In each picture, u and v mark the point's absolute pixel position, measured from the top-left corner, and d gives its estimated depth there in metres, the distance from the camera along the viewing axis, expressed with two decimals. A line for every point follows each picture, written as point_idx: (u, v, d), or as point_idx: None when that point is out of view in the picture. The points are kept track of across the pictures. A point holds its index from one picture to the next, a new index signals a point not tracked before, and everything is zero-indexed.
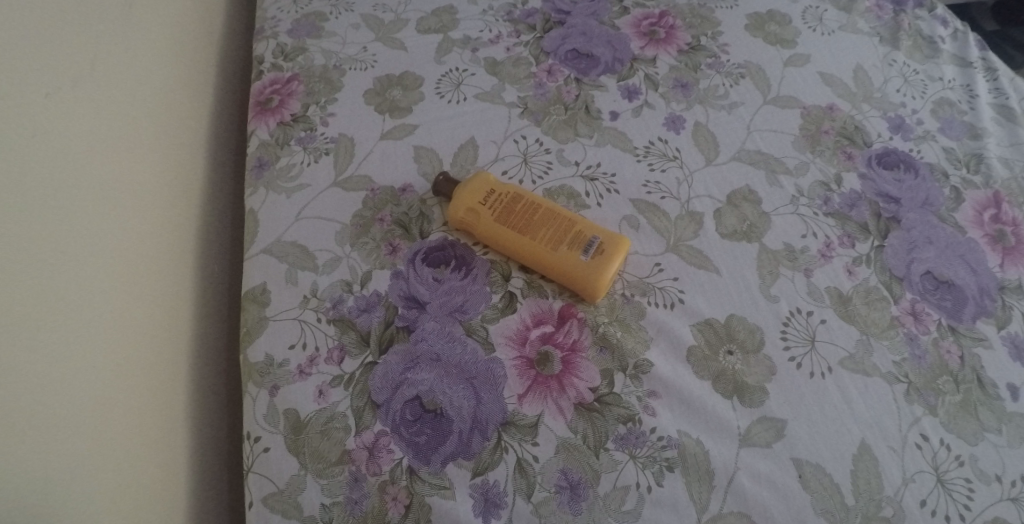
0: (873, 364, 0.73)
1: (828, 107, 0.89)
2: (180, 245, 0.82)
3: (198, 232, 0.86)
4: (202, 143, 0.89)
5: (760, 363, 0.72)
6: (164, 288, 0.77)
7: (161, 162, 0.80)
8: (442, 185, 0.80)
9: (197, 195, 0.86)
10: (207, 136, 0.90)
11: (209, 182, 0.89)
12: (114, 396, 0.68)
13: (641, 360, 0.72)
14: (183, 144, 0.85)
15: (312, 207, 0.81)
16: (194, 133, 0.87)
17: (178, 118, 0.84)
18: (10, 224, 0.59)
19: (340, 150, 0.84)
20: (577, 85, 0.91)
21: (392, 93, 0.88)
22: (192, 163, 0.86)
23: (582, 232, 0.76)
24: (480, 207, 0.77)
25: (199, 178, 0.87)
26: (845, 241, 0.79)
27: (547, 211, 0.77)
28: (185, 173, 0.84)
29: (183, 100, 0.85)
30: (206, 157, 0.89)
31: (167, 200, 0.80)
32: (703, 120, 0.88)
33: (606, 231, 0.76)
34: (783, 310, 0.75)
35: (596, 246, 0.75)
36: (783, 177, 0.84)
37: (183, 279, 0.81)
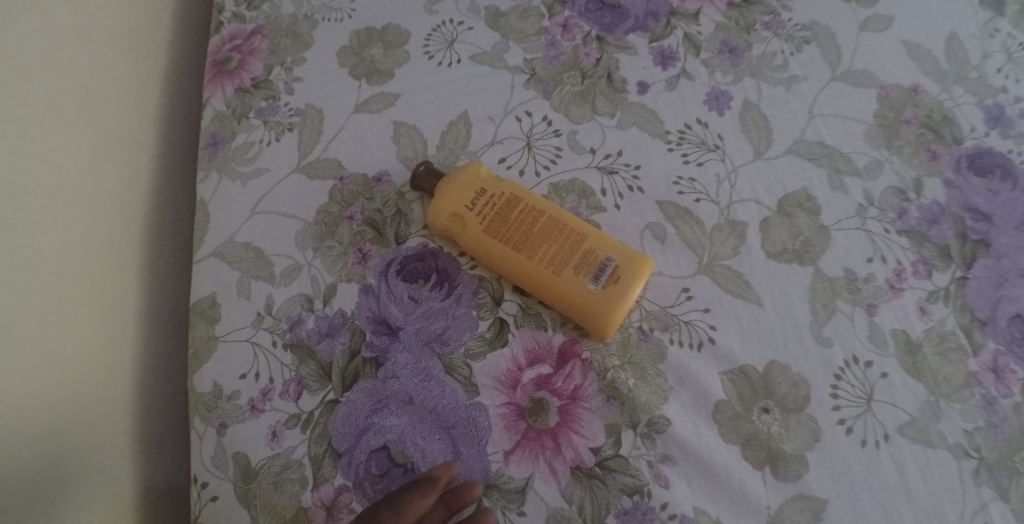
0: (939, 433, 0.60)
1: (910, 88, 0.72)
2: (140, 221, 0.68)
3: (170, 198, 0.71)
4: (166, 89, 0.73)
5: (801, 426, 0.60)
6: (121, 280, 0.65)
7: (107, 128, 0.65)
8: (421, 179, 0.65)
9: (165, 157, 0.72)
10: (175, 80, 0.74)
11: (183, 136, 0.74)
12: (50, 428, 0.57)
13: (656, 416, 0.59)
14: (136, 97, 0.69)
15: (269, 199, 0.68)
16: (155, 78, 0.71)
17: (131, 66, 0.68)
18: None
19: (305, 125, 0.71)
20: (599, 46, 0.73)
21: (371, 51, 0.73)
22: (153, 116, 0.71)
23: (593, 252, 0.61)
24: (466, 212, 0.62)
25: (166, 134, 0.72)
26: (920, 270, 0.65)
27: (550, 221, 0.62)
28: (145, 132, 0.69)
29: (136, 43, 0.69)
30: (176, 106, 0.74)
31: (122, 173, 0.66)
32: (753, 98, 0.71)
33: (624, 249, 0.61)
34: (835, 360, 0.61)
35: (609, 270, 0.60)
36: (849, 179, 0.68)
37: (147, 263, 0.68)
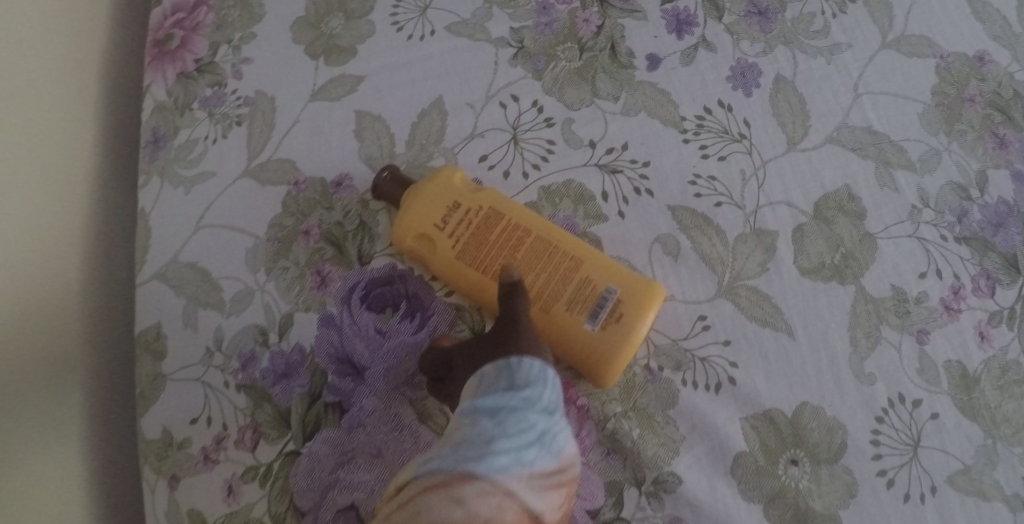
0: (995, 482, 0.52)
1: (976, 57, 0.60)
2: (56, 242, 0.57)
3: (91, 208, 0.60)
4: (73, 76, 0.59)
5: (835, 480, 0.51)
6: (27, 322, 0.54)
7: (9, 133, 0.53)
8: (386, 186, 0.55)
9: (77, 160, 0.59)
10: (84, 62, 0.61)
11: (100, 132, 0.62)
12: None
13: (665, 473, 0.51)
14: (64, 72, 0.59)
15: (215, 210, 0.58)
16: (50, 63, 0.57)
17: (40, 46, 0.57)
18: None
19: (255, 117, 0.60)
20: (601, 9, 0.61)
21: (330, 23, 0.62)
22: (59, 109, 0.58)
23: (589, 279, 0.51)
24: (436, 233, 0.52)
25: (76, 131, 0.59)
26: (981, 287, 0.55)
27: (537, 243, 0.52)
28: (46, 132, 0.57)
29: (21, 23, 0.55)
30: (87, 96, 0.61)
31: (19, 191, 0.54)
32: (787, 73, 0.59)
33: (629, 273, 0.51)
34: (877, 400, 0.53)
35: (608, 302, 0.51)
36: (900, 173, 0.57)
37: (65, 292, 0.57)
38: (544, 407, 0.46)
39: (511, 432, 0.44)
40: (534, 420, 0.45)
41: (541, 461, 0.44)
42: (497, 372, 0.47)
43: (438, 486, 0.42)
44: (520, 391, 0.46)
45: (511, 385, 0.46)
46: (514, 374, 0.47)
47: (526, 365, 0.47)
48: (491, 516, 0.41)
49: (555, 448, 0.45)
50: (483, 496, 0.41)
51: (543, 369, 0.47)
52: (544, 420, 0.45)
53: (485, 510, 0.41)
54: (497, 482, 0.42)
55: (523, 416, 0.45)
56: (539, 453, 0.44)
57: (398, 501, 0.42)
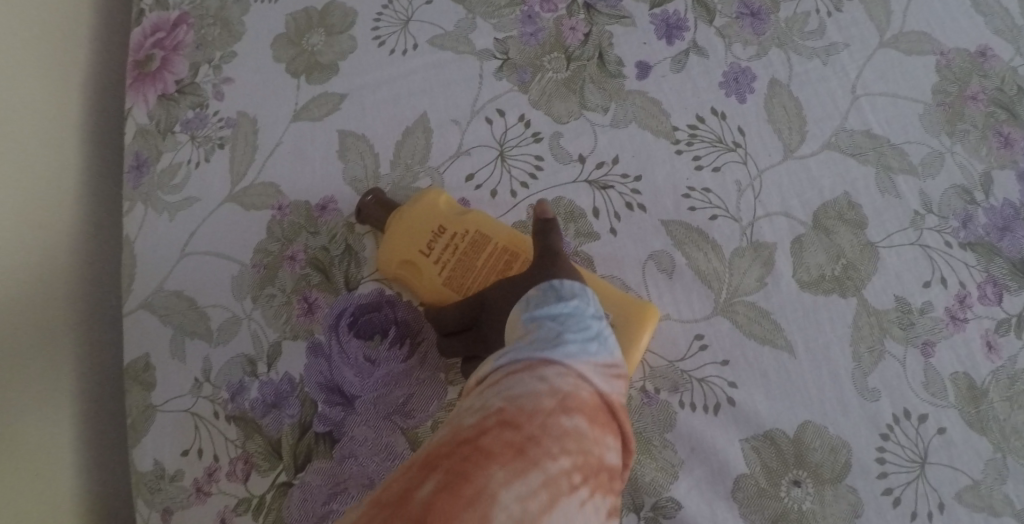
0: (1005, 496, 0.51)
1: (978, 52, 0.57)
2: (21, 281, 0.54)
3: (70, 248, 0.58)
4: (44, 108, 0.57)
5: (840, 500, 0.50)
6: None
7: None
8: (370, 209, 0.54)
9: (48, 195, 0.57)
10: (59, 91, 0.59)
11: (81, 167, 0.60)
12: None
13: (664, 498, 0.50)
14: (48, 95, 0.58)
15: (200, 237, 0.57)
16: (17, 94, 0.55)
17: (22, 69, 0.55)
18: None
19: (237, 139, 0.58)
20: (587, 16, 0.59)
21: (311, 39, 0.60)
22: (44, 134, 0.57)
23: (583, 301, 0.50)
24: (422, 259, 0.52)
25: (46, 166, 0.57)
26: (988, 294, 0.53)
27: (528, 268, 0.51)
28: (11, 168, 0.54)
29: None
30: (64, 127, 0.59)
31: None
32: (782, 77, 0.57)
33: (622, 296, 0.50)
34: (882, 416, 0.51)
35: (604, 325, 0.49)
36: (901, 178, 0.55)
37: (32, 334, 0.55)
38: (594, 313, 0.43)
39: (572, 327, 0.42)
40: (590, 323, 0.43)
41: (604, 353, 0.42)
42: (542, 293, 0.44)
43: (515, 372, 0.39)
44: (570, 299, 0.43)
45: (561, 298, 0.43)
46: (558, 290, 0.44)
47: (568, 281, 0.44)
48: (570, 393, 0.39)
49: (612, 345, 0.43)
50: (559, 378, 0.39)
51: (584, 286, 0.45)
52: (598, 323, 0.43)
53: (566, 388, 0.39)
54: (571, 367, 0.40)
55: (578, 317, 0.42)
56: (600, 347, 0.42)
57: (478, 392, 0.40)
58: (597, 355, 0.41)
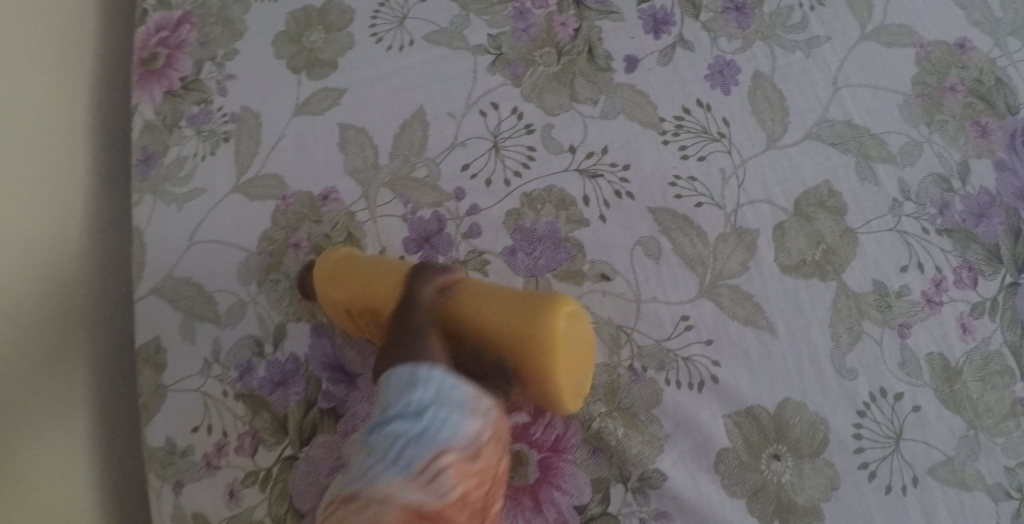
0: (976, 471, 0.53)
1: (956, 44, 0.59)
2: (49, 276, 0.58)
3: (76, 244, 0.60)
4: (63, 110, 0.61)
5: (818, 473, 0.52)
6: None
7: (32, 173, 0.57)
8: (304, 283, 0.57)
9: (52, 189, 0.59)
10: (72, 91, 0.62)
11: (92, 167, 0.62)
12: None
13: (650, 470, 0.52)
14: (65, 96, 0.61)
15: (207, 226, 0.59)
16: (23, 93, 0.57)
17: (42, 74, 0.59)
18: None
19: (242, 133, 0.61)
20: (577, 12, 0.61)
21: (310, 37, 0.62)
22: (65, 135, 0.61)
23: (487, 312, 0.50)
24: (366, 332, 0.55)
25: (57, 165, 0.60)
26: (963, 278, 0.55)
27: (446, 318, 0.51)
28: (10, 163, 0.55)
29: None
30: (74, 129, 0.61)
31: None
32: (765, 70, 0.59)
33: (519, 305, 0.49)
34: (859, 394, 0.53)
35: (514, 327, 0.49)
36: (880, 166, 0.57)
37: (35, 321, 0.56)
38: (417, 402, 0.47)
39: (388, 444, 0.46)
40: (407, 428, 0.46)
41: (415, 462, 0.45)
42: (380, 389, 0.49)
43: (336, 505, 0.45)
44: (393, 406, 0.47)
45: (385, 406, 0.48)
46: (387, 390, 0.48)
47: (397, 373, 0.48)
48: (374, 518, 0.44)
49: (434, 440, 0.46)
50: (366, 504, 0.44)
51: (413, 374, 0.48)
52: (416, 424, 0.46)
53: (368, 514, 0.44)
54: (378, 487, 0.45)
55: (393, 424, 0.47)
56: (416, 449, 0.45)
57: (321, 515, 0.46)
58: (411, 461, 0.45)
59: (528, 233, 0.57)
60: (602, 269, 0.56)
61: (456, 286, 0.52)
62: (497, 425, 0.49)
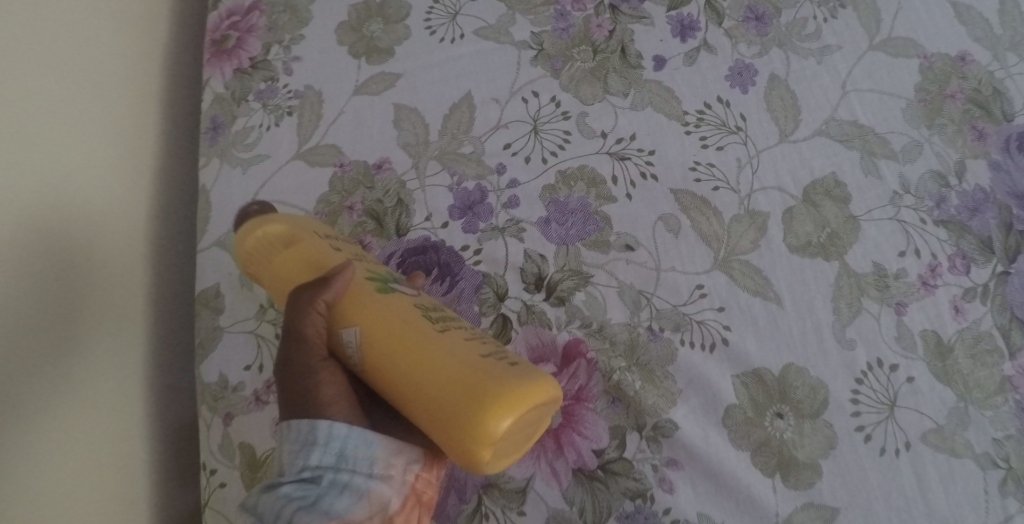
0: (966, 441, 0.56)
1: (958, 56, 0.65)
2: (145, 229, 0.67)
3: (150, 192, 0.68)
4: (154, 86, 0.70)
5: (817, 433, 0.57)
6: (93, 281, 0.60)
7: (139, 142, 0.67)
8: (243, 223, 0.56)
9: (137, 143, 0.67)
10: (160, 70, 0.71)
11: (165, 134, 0.71)
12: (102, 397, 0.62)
13: (662, 420, 0.57)
14: (155, 73, 0.70)
15: (269, 188, 0.66)
16: (131, 74, 0.67)
17: (144, 57, 0.69)
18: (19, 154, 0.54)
19: (304, 108, 0.67)
20: (612, 15, 0.68)
21: (371, 27, 0.69)
22: (156, 108, 0.70)
23: (383, 360, 0.49)
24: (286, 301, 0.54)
25: (152, 136, 0.69)
26: (956, 265, 0.60)
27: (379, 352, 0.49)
28: (121, 133, 0.65)
29: (108, 37, 0.64)
30: (160, 105, 0.70)
31: (87, 170, 0.61)
32: (781, 73, 0.66)
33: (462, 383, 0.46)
34: (857, 362, 0.58)
35: (408, 391, 0.48)
36: (883, 163, 0.63)
37: (122, 256, 0.64)
38: (314, 466, 0.48)
39: (287, 505, 0.47)
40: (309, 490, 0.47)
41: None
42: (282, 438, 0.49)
43: None
44: (291, 468, 0.48)
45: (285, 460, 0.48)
46: (287, 441, 0.49)
47: (298, 426, 0.49)
48: None
49: (336, 502, 0.48)
50: None
51: (311, 430, 0.49)
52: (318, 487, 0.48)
53: None
54: None
55: (288, 486, 0.47)
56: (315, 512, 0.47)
57: None
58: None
59: (561, 206, 0.63)
60: (627, 240, 0.62)
61: (360, 309, 0.50)
62: (411, 489, 0.52)
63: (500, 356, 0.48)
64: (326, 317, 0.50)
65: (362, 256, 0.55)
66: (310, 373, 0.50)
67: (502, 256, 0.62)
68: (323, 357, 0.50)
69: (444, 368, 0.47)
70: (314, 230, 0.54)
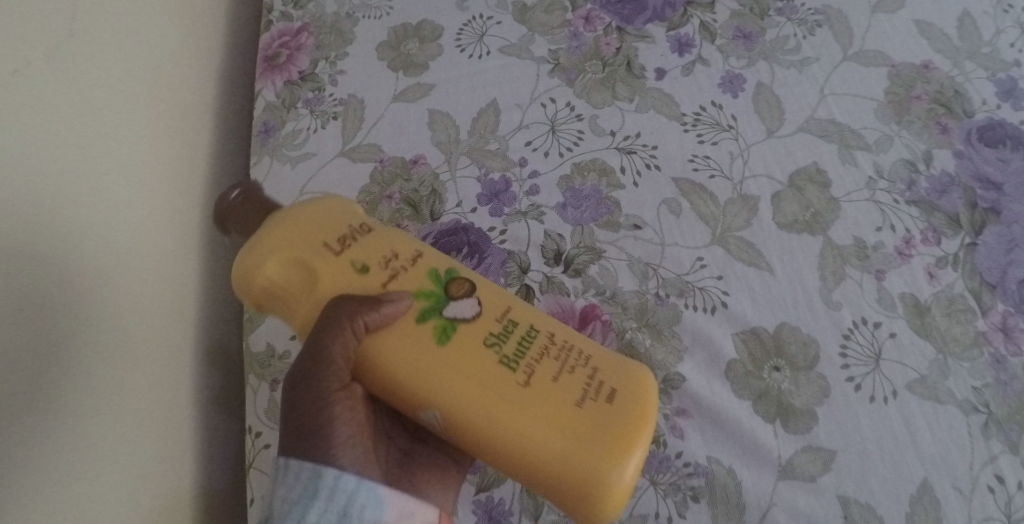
0: (947, 389, 0.62)
1: (922, 65, 0.75)
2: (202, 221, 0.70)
3: (205, 196, 0.72)
4: (211, 89, 0.75)
5: (811, 383, 0.63)
6: (154, 273, 0.63)
7: (197, 142, 0.71)
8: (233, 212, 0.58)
9: (193, 152, 0.70)
10: (215, 75, 0.76)
11: (217, 134, 0.76)
12: (164, 382, 0.63)
13: (672, 373, 0.64)
14: (212, 78, 0.76)
15: (316, 180, 0.74)
16: (192, 78, 0.71)
17: (203, 62, 0.74)
18: (107, 153, 0.58)
19: (348, 114, 0.77)
20: (619, 35, 0.78)
21: (407, 46, 0.79)
22: (209, 110, 0.75)
23: (471, 403, 0.52)
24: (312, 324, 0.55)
25: (206, 135, 0.73)
26: (929, 237, 0.67)
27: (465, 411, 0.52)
28: (185, 135, 0.69)
29: (178, 46, 0.69)
30: (212, 107, 0.75)
31: (158, 168, 0.64)
32: (766, 81, 0.75)
33: (564, 439, 0.51)
34: (844, 321, 0.65)
35: (507, 436, 0.51)
36: (859, 153, 0.71)
37: (176, 256, 0.66)
38: None
39: None
40: None
41: None
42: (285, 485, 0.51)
43: None
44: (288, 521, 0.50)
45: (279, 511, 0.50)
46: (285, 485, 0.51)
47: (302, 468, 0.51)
48: None
49: None
50: None
51: (317, 478, 0.51)
52: None
53: None
54: None
55: None
56: None
57: None
58: None
59: (577, 193, 0.71)
60: (635, 220, 0.69)
61: (439, 374, 0.52)
62: None
63: (596, 389, 0.53)
64: (359, 338, 0.52)
65: (392, 264, 0.56)
66: (326, 401, 0.53)
67: (524, 236, 0.70)
68: (338, 387, 0.54)
69: (543, 427, 0.51)
70: (329, 249, 0.55)
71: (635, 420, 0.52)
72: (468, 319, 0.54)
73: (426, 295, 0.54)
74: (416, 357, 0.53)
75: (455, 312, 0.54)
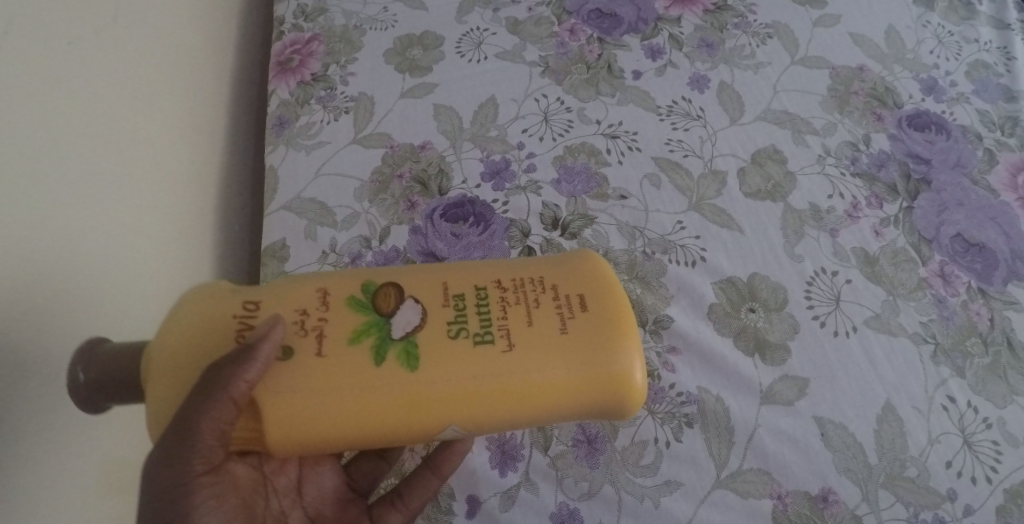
0: (900, 324, 0.72)
1: (858, 67, 0.87)
2: (189, 222, 0.73)
3: (200, 195, 0.76)
4: (218, 100, 0.82)
5: (782, 321, 0.71)
6: (151, 262, 0.65)
7: (199, 147, 0.76)
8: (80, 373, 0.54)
9: (189, 153, 0.74)
10: (221, 90, 0.83)
11: (217, 144, 0.81)
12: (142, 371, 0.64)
13: (662, 316, 0.72)
14: (219, 93, 0.83)
15: (330, 164, 0.82)
16: (202, 90, 0.77)
17: (212, 77, 0.81)
18: (132, 136, 0.62)
19: (359, 109, 0.85)
20: (600, 44, 0.89)
21: (412, 53, 0.89)
22: (212, 120, 0.80)
23: (478, 386, 0.54)
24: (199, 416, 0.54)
25: (206, 141, 0.78)
26: (873, 203, 0.78)
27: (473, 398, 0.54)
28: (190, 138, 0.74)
29: (192, 58, 0.75)
30: (217, 119, 0.82)
31: (165, 160, 0.68)
32: (728, 80, 0.86)
33: (582, 378, 0.55)
34: (807, 270, 0.74)
35: (530, 392, 0.55)
36: (810, 137, 0.83)
37: (162, 251, 0.67)
38: None
39: None
40: None
41: None
42: None
43: None
44: None
45: None
46: None
47: None
48: None
49: None
50: None
51: None
52: None
53: None
54: None
55: None
56: None
57: None
58: None
59: (569, 170, 0.80)
60: (621, 192, 0.78)
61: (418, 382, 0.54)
62: None
63: (567, 307, 0.56)
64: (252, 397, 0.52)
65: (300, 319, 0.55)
66: (188, 486, 0.52)
67: (524, 206, 0.78)
68: (203, 471, 0.52)
69: (547, 365, 0.55)
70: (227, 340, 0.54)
71: (615, 323, 0.56)
72: (418, 326, 0.55)
73: (364, 330, 0.55)
74: (368, 385, 0.53)
75: (399, 327, 0.55)
